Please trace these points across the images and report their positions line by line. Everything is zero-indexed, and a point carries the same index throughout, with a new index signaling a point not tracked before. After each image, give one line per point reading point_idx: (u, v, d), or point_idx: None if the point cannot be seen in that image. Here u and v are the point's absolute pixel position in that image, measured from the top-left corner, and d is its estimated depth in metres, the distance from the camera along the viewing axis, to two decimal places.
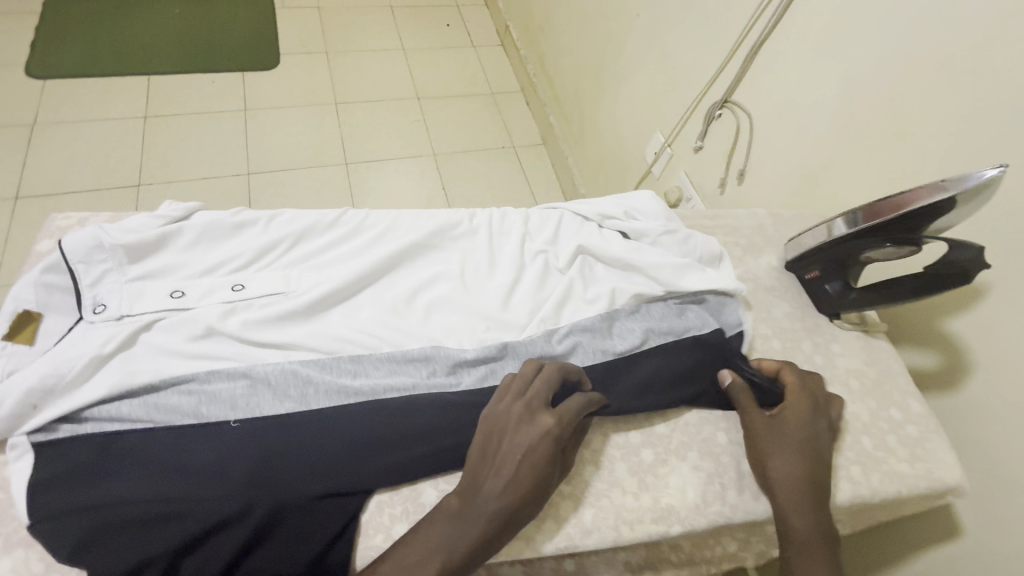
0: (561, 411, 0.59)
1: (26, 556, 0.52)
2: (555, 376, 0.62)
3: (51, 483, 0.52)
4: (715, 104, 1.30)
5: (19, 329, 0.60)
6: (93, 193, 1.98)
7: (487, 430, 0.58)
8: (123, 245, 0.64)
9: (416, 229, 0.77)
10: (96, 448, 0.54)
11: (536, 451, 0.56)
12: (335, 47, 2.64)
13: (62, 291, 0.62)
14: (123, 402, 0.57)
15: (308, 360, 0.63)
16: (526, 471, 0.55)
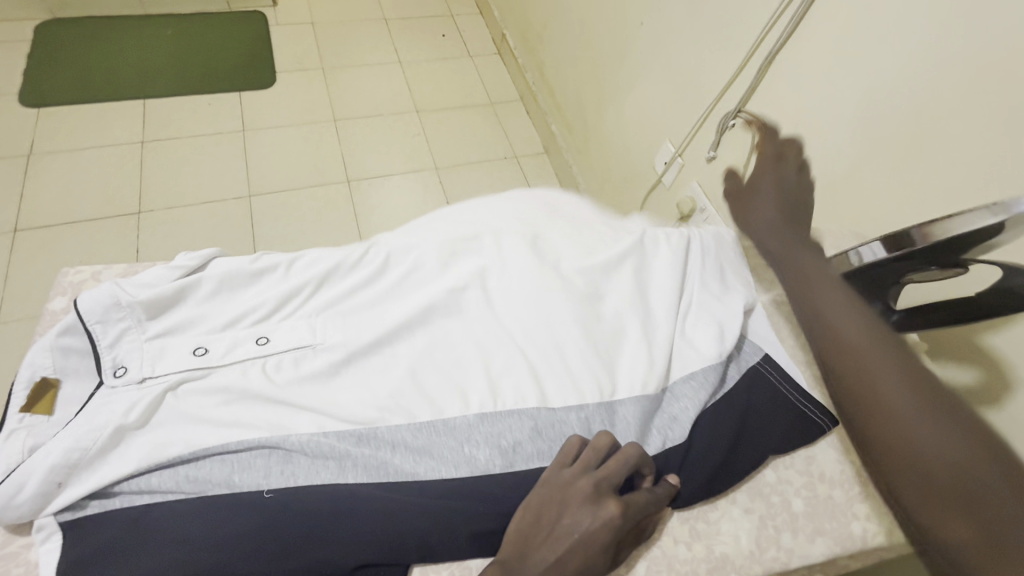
0: (624, 504, 0.56)
1: None
2: (633, 463, 0.58)
3: (81, 564, 0.51)
4: (728, 114, 1.28)
5: (37, 399, 0.58)
6: (93, 222, 1.95)
7: (545, 501, 0.56)
8: (142, 301, 0.61)
9: (441, 265, 0.74)
10: (126, 524, 0.52)
11: (590, 540, 0.54)
12: (331, 62, 2.61)
13: (80, 354, 0.60)
14: (152, 474, 0.55)
15: (341, 431, 0.59)
16: (580, 555, 0.54)
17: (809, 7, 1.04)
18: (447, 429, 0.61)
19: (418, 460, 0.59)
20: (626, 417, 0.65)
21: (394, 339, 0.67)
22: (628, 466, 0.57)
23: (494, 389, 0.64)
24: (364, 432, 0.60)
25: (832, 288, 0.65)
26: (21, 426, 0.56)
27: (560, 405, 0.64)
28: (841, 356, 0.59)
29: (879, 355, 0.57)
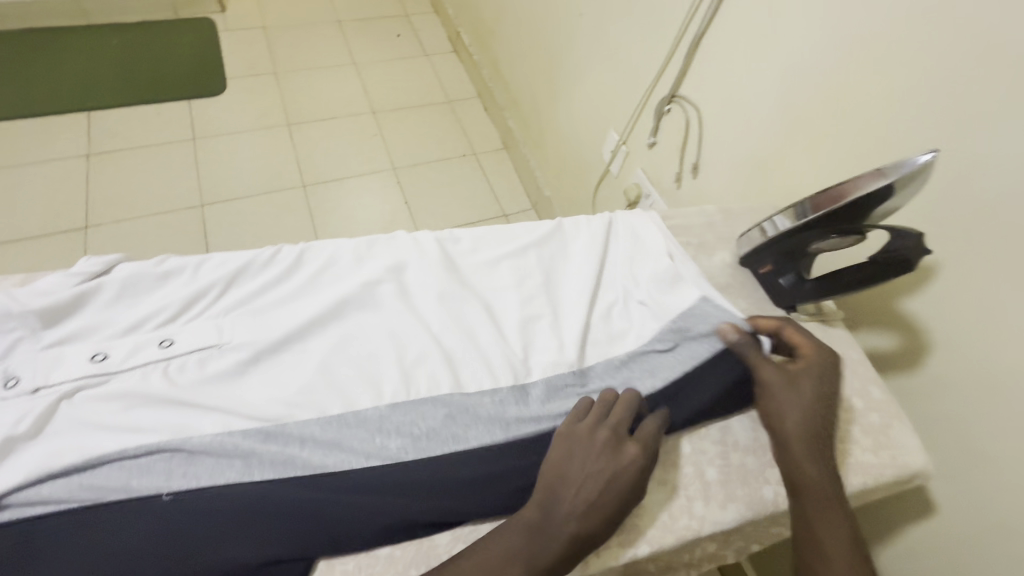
0: (640, 440, 0.61)
1: None
2: (632, 405, 0.64)
3: None
4: (663, 99, 1.29)
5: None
6: (37, 238, 1.90)
7: (568, 450, 0.60)
8: (34, 310, 0.60)
9: (357, 259, 0.74)
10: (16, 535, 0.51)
11: (621, 480, 0.57)
12: (284, 67, 2.58)
13: None
14: (44, 484, 0.53)
15: (248, 429, 0.59)
16: (609, 493, 0.57)
17: None
18: (357, 421, 0.61)
19: (328, 453, 0.59)
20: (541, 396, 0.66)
21: (307, 334, 0.66)
22: (632, 409, 0.63)
23: (408, 379, 0.65)
24: (270, 428, 0.59)
25: (806, 380, 0.67)
26: None
27: (473, 390, 0.65)
28: (793, 450, 0.63)
29: (819, 453, 0.63)
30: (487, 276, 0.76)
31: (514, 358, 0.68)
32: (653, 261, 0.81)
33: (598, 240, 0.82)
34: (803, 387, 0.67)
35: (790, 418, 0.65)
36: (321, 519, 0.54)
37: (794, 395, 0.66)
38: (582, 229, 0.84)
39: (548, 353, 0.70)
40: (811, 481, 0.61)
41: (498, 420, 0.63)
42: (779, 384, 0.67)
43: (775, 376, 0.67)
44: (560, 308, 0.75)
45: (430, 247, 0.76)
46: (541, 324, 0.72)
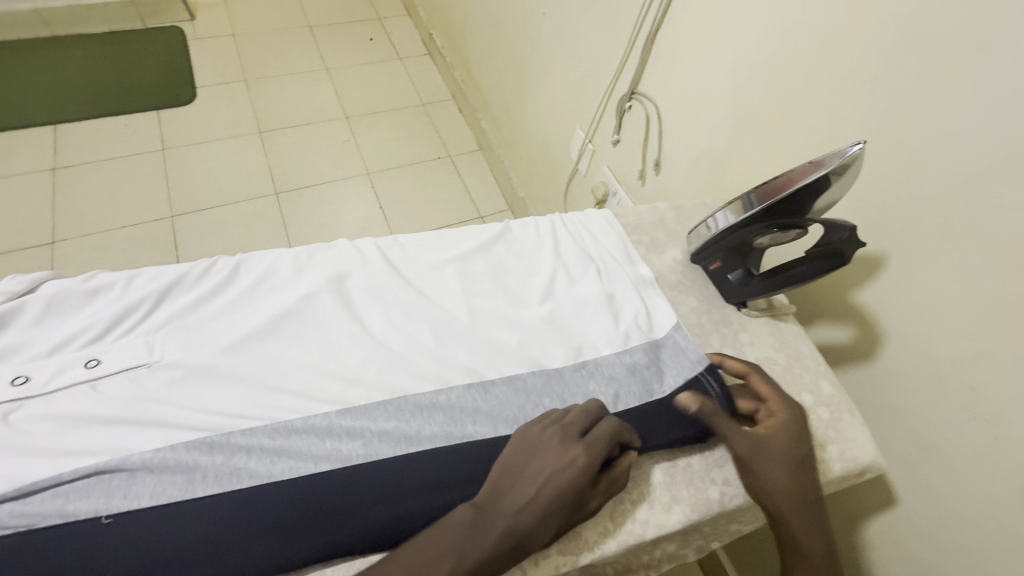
0: (590, 443, 0.58)
1: None
2: (592, 413, 0.61)
3: None
4: (624, 96, 1.28)
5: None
6: (1, 254, 1.86)
7: (517, 455, 0.57)
8: None
9: (297, 267, 0.72)
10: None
11: (560, 480, 0.55)
12: (255, 74, 2.55)
13: None
14: None
15: (190, 441, 0.56)
16: (548, 497, 0.54)
17: None
18: (307, 429, 0.59)
19: (274, 461, 0.56)
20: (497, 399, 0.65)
21: (243, 344, 0.64)
22: (589, 415, 0.61)
23: (351, 385, 0.63)
24: (214, 438, 0.56)
25: (780, 451, 0.63)
26: None
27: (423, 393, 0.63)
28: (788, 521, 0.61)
29: (816, 522, 0.61)
30: (435, 278, 0.74)
31: (463, 360, 0.67)
32: (602, 260, 0.82)
33: (546, 240, 0.82)
34: (777, 451, 0.63)
35: (780, 496, 0.61)
36: (266, 540, 0.51)
37: (778, 465, 0.62)
38: (529, 231, 0.83)
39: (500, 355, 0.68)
40: (804, 547, 0.61)
41: (450, 423, 0.62)
42: (756, 456, 0.62)
43: (745, 451, 0.62)
44: (512, 308, 0.74)
45: (373, 253, 0.75)
46: (489, 325, 0.71)
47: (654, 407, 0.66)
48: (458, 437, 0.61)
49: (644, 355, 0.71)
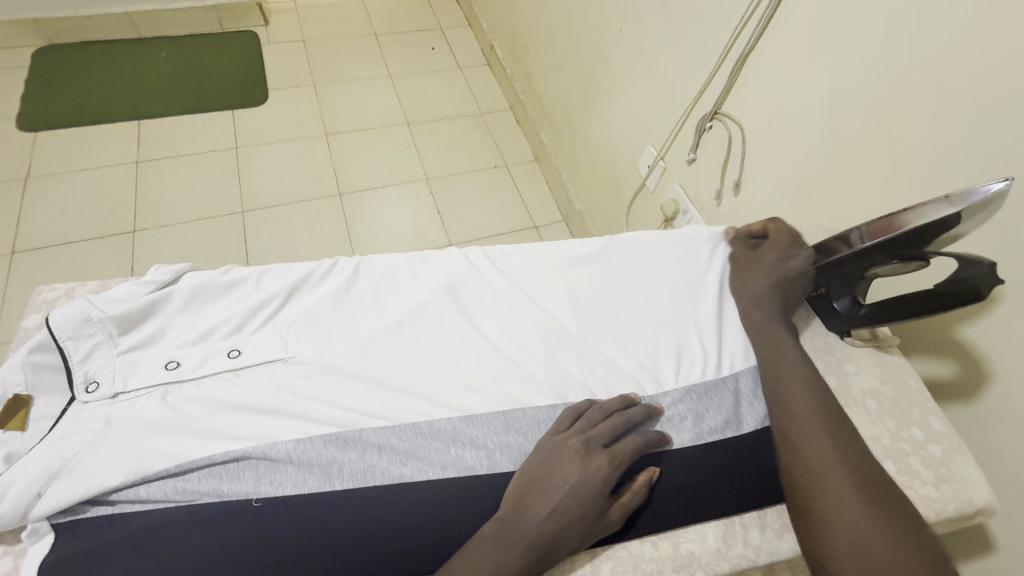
0: (613, 454, 0.60)
1: None
2: (621, 425, 0.62)
3: (62, 565, 0.50)
4: (705, 116, 1.29)
5: (11, 415, 0.58)
6: (89, 241, 1.97)
7: (534, 468, 0.59)
8: (112, 316, 0.62)
9: (412, 273, 0.75)
10: (117, 531, 0.53)
11: (588, 489, 0.57)
12: (323, 78, 2.65)
13: (51, 369, 0.61)
14: (142, 485, 0.55)
15: (329, 436, 0.60)
16: (572, 510, 0.56)
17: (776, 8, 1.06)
18: (430, 432, 0.63)
19: (405, 462, 0.60)
20: None
21: (368, 347, 0.67)
22: (613, 424, 0.62)
23: (468, 394, 0.66)
24: (348, 434, 0.61)
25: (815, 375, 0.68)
26: None
27: (542, 407, 0.66)
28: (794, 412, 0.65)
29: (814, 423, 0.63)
30: (542, 289, 0.76)
31: (575, 375, 0.69)
32: (706, 282, 0.81)
33: (645, 256, 0.83)
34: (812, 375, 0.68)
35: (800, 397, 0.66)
36: (398, 538, 0.55)
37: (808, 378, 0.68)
38: (629, 245, 0.84)
39: (614, 377, 0.69)
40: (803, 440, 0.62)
41: None
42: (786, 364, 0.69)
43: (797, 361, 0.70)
44: (617, 324, 0.75)
45: (483, 263, 0.77)
46: (597, 344, 0.73)
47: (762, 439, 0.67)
48: None
49: (751, 385, 0.72)
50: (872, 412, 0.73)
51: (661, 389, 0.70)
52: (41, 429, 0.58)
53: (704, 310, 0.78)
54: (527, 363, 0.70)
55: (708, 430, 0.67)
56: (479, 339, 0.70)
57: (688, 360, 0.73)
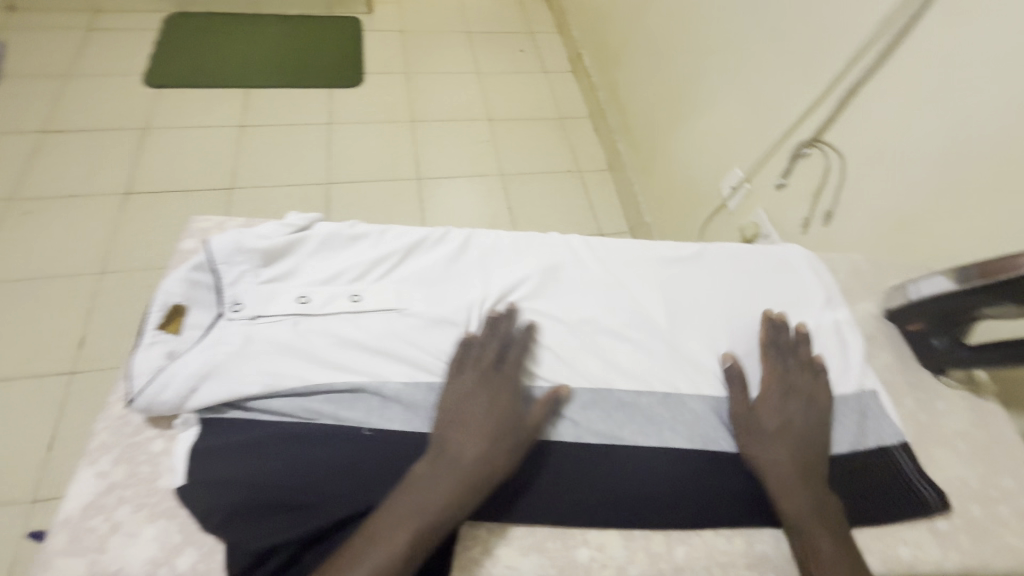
0: (508, 377, 0.65)
1: (167, 526, 0.55)
2: (513, 357, 0.67)
3: (207, 455, 0.58)
4: (803, 143, 1.28)
5: (169, 319, 0.66)
6: (190, 192, 2.09)
7: (449, 404, 0.63)
8: (260, 250, 0.70)
9: (517, 251, 0.80)
10: (251, 434, 0.60)
11: (491, 411, 0.62)
12: (414, 68, 2.77)
13: (205, 288, 0.69)
14: (273, 398, 0.62)
15: (434, 385, 0.66)
16: (490, 435, 0.60)
17: (899, 42, 1.04)
18: (523, 397, 0.67)
19: None
20: (691, 411, 0.69)
21: (472, 311, 0.72)
22: (500, 357, 0.67)
23: (561, 369, 0.70)
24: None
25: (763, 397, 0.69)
26: (155, 340, 0.65)
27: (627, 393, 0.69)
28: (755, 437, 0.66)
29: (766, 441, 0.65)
30: (637, 283, 0.79)
31: (662, 368, 0.72)
32: (800, 300, 0.81)
33: (740, 266, 0.84)
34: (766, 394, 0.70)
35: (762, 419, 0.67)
36: (490, 487, 0.60)
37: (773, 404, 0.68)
38: (726, 253, 0.85)
39: (697, 378, 0.72)
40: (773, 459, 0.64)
41: (649, 423, 0.67)
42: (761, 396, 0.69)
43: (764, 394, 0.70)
44: (705, 327, 0.77)
45: (584, 251, 0.81)
46: (686, 342, 0.75)
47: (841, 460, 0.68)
48: (653, 441, 0.66)
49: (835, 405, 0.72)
50: (960, 453, 0.72)
51: (743, 396, 0.72)
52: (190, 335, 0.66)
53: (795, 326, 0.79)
54: (618, 349, 0.73)
55: None
56: (573, 321, 0.74)
57: (771, 375, 0.74)
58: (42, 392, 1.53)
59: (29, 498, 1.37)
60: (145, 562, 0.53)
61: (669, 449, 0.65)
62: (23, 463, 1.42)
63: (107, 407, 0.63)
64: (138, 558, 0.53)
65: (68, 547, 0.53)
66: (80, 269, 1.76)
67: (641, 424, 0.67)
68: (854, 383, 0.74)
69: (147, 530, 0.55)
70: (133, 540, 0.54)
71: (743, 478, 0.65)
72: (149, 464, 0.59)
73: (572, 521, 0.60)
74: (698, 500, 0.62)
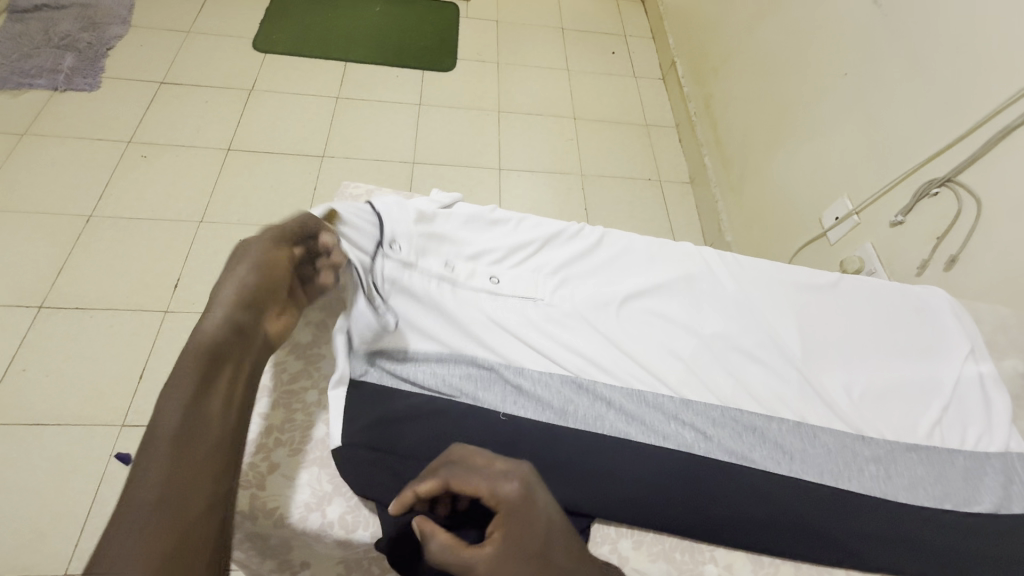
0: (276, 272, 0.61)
1: (319, 474, 0.60)
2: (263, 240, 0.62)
3: (353, 417, 0.61)
4: (934, 181, 1.21)
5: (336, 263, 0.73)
6: (285, 156, 2.07)
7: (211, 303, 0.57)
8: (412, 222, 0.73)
9: (650, 255, 0.79)
10: (396, 401, 0.63)
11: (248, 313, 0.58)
12: (506, 59, 2.70)
13: None
14: (418, 369, 0.65)
15: (567, 378, 0.66)
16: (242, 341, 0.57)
17: None
18: (654, 403, 0.66)
19: (630, 422, 0.64)
20: (826, 445, 0.66)
21: (603, 309, 0.72)
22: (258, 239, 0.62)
23: (690, 380, 0.69)
24: (582, 380, 0.66)
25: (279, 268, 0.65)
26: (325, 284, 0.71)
27: (759, 416, 0.67)
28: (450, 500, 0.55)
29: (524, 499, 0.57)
30: (768, 305, 0.77)
31: (794, 396, 0.70)
32: (937, 346, 0.78)
33: (875, 302, 0.81)
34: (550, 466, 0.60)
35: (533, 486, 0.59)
36: (621, 491, 0.59)
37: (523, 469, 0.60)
38: (861, 287, 0.82)
39: (832, 413, 0.69)
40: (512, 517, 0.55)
41: (783, 450, 0.65)
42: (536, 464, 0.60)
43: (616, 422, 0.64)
44: (838, 361, 0.74)
45: (717, 265, 0.80)
46: (819, 373, 0.73)
47: (984, 523, 0.63)
48: (786, 470, 0.64)
49: (978, 462, 0.68)
50: None
51: (880, 439, 0.68)
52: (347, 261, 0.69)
53: (934, 374, 0.75)
54: (748, 370, 0.71)
55: (923, 494, 0.65)
56: (704, 334, 0.73)
57: (908, 423, 0.70)
58: (138, 325, 1.58)
59: (119, 424, 1.41)
60: (300, 505, 0.58)
61: (801, 481, 0.63)
62: (115, 392, 1.46)
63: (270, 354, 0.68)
64: (293, 500, 0.58)
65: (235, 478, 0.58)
66: (185, 216, 1.83)
67: (774, 453, 0.64)
68: (1001, 445, 0.69)
69: (302, 474, 0.60)
70: (291, 482, 0.59)
71: (879, 523, 0.62)
72: (305, 413, 0.64)
73: (703, 536, 0.60)
74: (833, 538, 0.60)
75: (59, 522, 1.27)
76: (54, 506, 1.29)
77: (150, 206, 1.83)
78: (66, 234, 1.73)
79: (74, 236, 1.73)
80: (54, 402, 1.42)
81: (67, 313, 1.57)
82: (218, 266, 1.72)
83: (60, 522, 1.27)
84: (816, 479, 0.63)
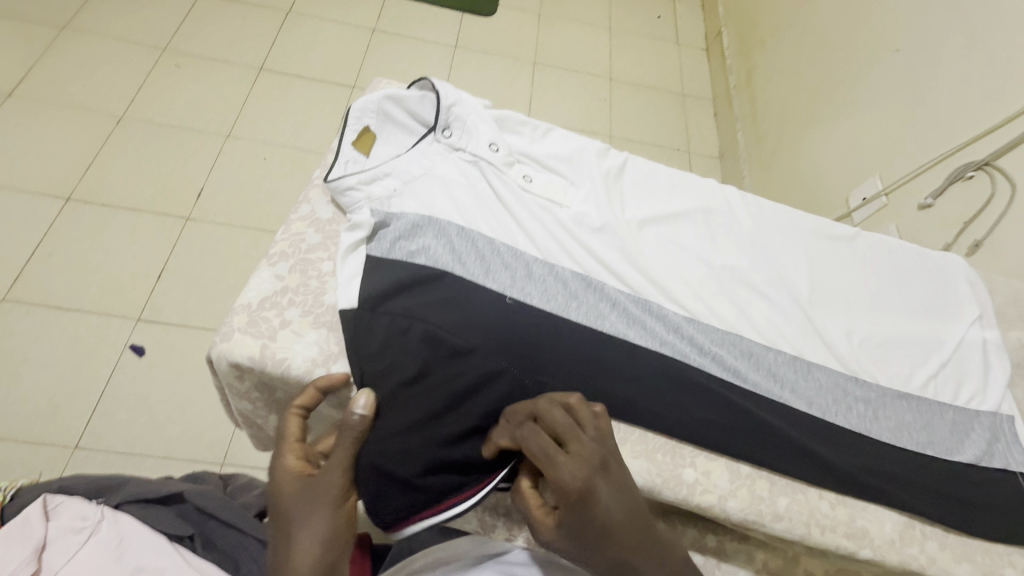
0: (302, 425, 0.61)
1: (327, 336, 0.62)
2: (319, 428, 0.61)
3: (363, 282, 0.63)
4: (969, 164, 1.17)
5: (361, 138, 0.72)
6: (316, 82, 2.05)
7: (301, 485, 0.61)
8: (448, 109, 0.73)
9: (674, 184, 0.80)
10: (404, 271, 0.64)
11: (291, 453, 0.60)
12: (548, 11, 2.62)
13: (391, 127, 0.74)
14: (428, 249, 0.66)
15: (574, 281, 0.67)
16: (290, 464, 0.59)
17: None
18: (657, 315, 0.67)
19: (629, 328, 0.66)
20: (818, 379, 0.67)
21: (619, 228, 0.73)
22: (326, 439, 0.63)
23: (694, 301, 0.70)
24: (591, 285, 0.68)
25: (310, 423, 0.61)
26: (350, 155, 0.71)
27: (758, 343, 0.68)
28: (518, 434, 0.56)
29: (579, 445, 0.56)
30: (784, 245, 0.77)
31: (794, 331, 0.71)
32: (948, 309, 0.77)
33: (891, 259, 0.80)
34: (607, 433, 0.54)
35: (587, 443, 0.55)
36: (612, 388, 0.61)
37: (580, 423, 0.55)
38: (879, 245, 0.82)
39: (827, 354, 0.70)
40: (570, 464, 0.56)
41: (774, 376, 0.66)
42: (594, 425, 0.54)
43: (614, 324, 0.65)
44: (844, 305, 0.75)
45: (738, 203, 0.80)
46: (824, 315, 0.73)
47: (960, 472, 0.65)
48: (774, 395, 0.65)
49: (967, 418, 0.69)
50: None
51: (875, 384, 0.69)
52: (377, 157, 0.72)
53: (939, 333, 0.75)
54: (753, 300, 0.72)
55: (905, 438, 0.66)
56: (715, 262, 0.74)
57: (902, 374, 0.71)
58: (161, 228, 1.61)
59: (135, 317, 1.46)
60: (307, 360, 0.60)
61: (788, 407, 0.65)
62: (134, 288, 1.50)
63: (289, 223, 0.71)
64: (302, 354, 0.60)
65: (247, 327, 0.60)
66: (214, 128, 1.84)
67: (764, 378, 0.66)
68: (993, 408, 0.70)
69: (311, 333, 0.62)
70: (299, 339, 0.61)
71: (856, 454, 0.64)
72: (318, 281, 0.66)
73: (686, 439, 0.62)
74: (814, 462, 0.62)
75: (74, 400, 1.34)
76: (68, 385, 1.35)
77: (180, 116, 1.84)
78: (97, 132, 1.75)
79: (104, 134, 1.75)
80: (75, 289, 1.48)
81: (94, 207, 1.61)
82: (241, 181, 1.75)
83: (74, 399, 1.34)
84: (803, 408, 0.65)
